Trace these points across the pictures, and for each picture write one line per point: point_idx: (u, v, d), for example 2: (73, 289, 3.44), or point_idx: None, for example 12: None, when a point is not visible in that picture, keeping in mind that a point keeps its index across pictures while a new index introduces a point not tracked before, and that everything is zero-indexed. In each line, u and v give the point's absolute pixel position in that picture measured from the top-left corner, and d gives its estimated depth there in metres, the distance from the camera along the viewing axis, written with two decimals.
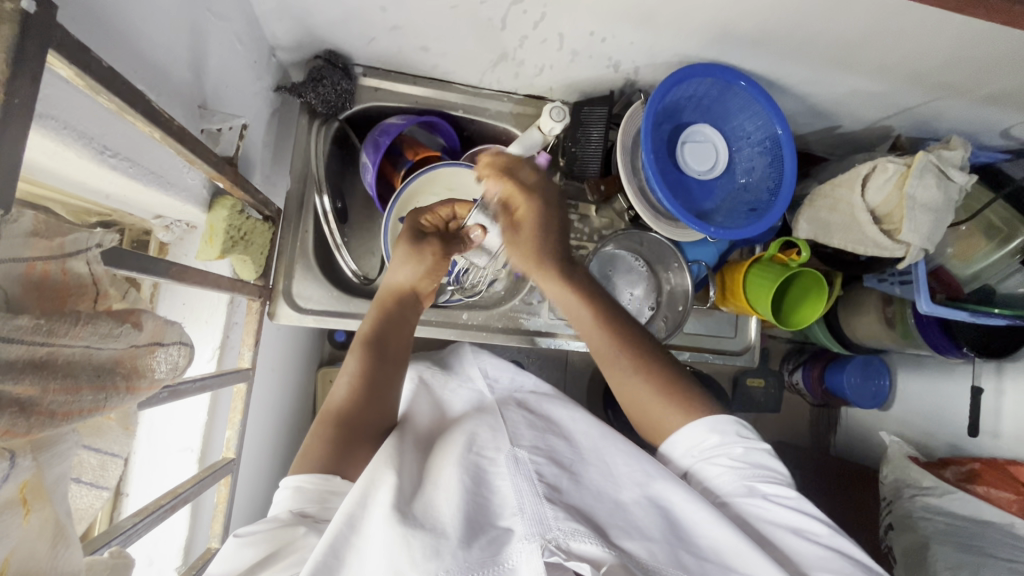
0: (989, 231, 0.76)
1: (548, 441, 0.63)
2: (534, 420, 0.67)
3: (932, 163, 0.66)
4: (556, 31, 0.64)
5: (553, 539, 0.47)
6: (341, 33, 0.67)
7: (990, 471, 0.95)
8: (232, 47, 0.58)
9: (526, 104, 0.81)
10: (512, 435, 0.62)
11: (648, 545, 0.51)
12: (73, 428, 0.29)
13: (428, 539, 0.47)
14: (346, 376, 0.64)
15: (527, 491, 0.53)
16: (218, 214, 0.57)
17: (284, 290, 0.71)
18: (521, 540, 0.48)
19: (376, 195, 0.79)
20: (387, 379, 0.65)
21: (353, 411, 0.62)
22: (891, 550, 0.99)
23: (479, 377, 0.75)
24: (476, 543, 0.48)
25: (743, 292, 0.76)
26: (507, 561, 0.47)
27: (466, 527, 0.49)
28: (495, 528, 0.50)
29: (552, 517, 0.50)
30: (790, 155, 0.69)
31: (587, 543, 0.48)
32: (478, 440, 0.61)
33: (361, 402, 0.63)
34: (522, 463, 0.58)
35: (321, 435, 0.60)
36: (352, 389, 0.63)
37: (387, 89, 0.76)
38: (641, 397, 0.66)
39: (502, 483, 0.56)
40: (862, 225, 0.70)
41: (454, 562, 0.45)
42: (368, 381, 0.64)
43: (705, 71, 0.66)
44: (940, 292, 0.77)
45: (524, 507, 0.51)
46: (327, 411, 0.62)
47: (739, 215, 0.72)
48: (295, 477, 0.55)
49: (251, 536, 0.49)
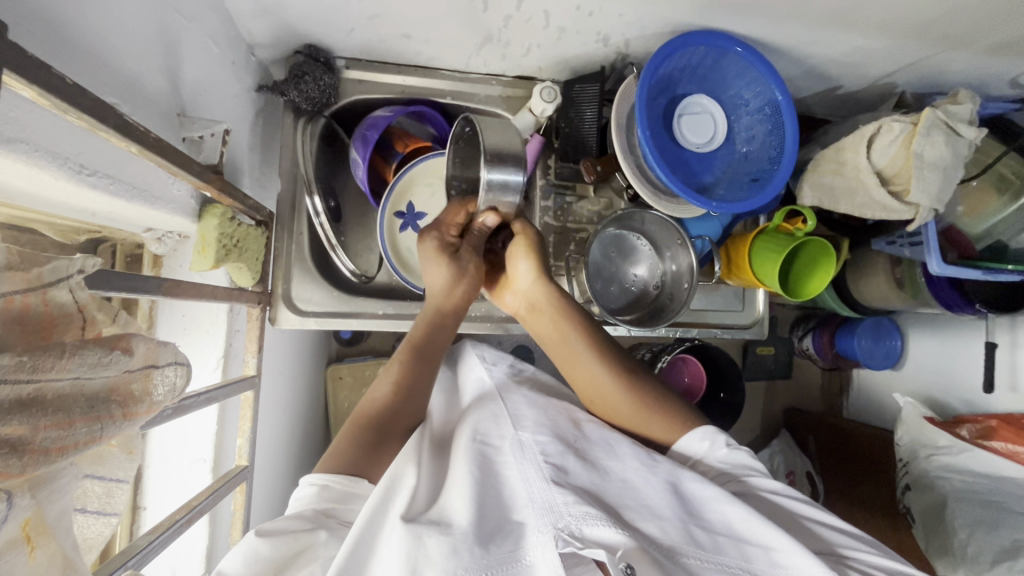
0: (1000, 185, 0.74)
1: (554, 424, 0.62)
2: (538, 403, 0.67)
3: (939, 119, 0.64)
4: (540, 8, 0.61)
5: (566, 528, 0.47)
6: (320, 26, 0.64)
7: (1005, 428, 0.94)
8: (207, 49, 0.56)
9: (516, 86, 0.78)
10: (516, 421, 0.62)
11: (660, 524, 0.51)
12: (73, 460, 0.28)
13: (444, 537, 0.46)
14: (384, 381, 0.65)
15: (536, 477, 0.53)
16: (209, 223, 0.56)
17: (283, 295, 0.70)
18: (535, 532, 0.48)
19: (368, 190, 0.76)
20: (424, 385, 0.66)
21: (390, 413, 0.63)
22: (910, 511, 1.01)
23: (480, 364, 0.76)
24: (492, 540, 0.47)
25: (749, 264, 0.74)
26: (525, 556, 0.46)
27: (481, 523, 0.49)
28: (509, 521, 0.50)
29: (562, 503, 0.49)
30: (791, 120, 0.68)
31: (602, 527, 0.48)
32: (482, 429, 0.62)
33: (398, 406, 0.63)
34: (528, 448, 0.58)
35: (349, 440, 0.60)
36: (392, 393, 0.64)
37: (371, 81, 0.74)
38: (601, 387, 0.68)
39: (510, 471, 0.56)
40: (868, 188, 0.67)
41: (472, 559, 0.45)
42: (406, 386, 0.64)
43: (700, 40, 0.64)
44: (950, 252, 0.75)
45: (534, 496, 0.51)
46: (366, 410, 0.63)
47: (741, 186, 0.70)
48: (326, 475, 0.55)
49: (274, 535, 0.47)
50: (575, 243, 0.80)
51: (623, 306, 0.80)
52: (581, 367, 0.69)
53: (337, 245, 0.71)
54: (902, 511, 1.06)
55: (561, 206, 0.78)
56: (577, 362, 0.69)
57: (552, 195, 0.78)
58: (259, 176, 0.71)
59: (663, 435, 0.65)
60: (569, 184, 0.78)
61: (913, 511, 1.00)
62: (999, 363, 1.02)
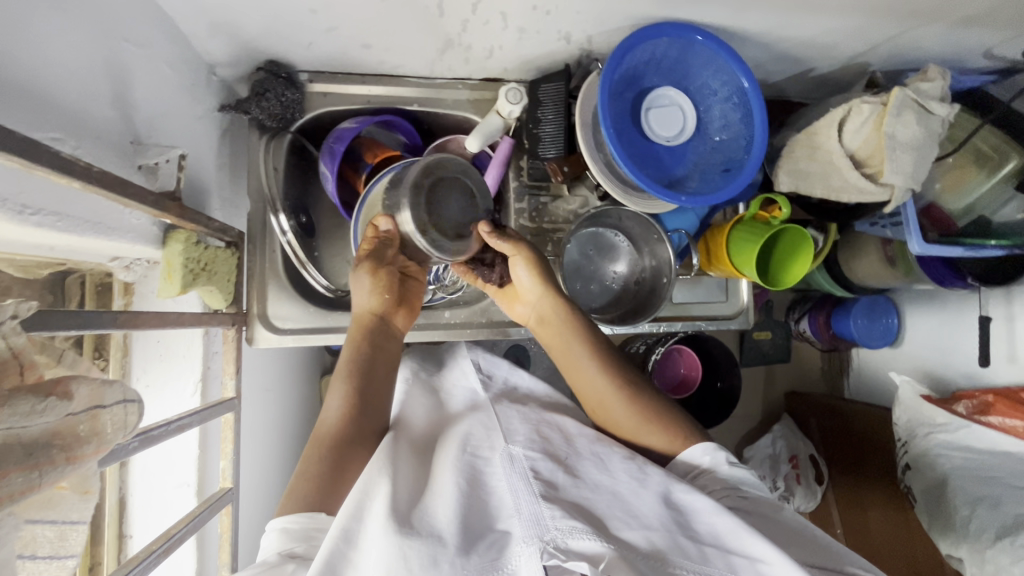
0: (979, 159, 0.73)
1: (544, 439, 0.63)
2: (524, 417, 0.68)
3: (910, 98, 0.63)
4: (496, 10, 0.60)
5: (551, 541, 0.47)
6: (277, 41, 0.64)
7: (1003, 402, 0.92)
8: (160, 73, 0.56)
9: (483, 89, 0.77)
10: (507, 435, 0.63)
11: (646, 534, 0.51)
12: (15, 509, 0.28)
13: (425, 547, 0.46)
14: (332, 407, 0.63)
15: (524, 491, 0.53)
16: (174, 249, 0.56)
17: (259, 314, 0.69)
18: (520, 543, 0.48)
19: (340, 204, 0.77)
20: (375, 401, 0.65)
21: (345, 435, 0.61)
22: (912, 490, 1.00)
23: (473, 372, 0.79)
24: (473, 548, 0.47)
25: (726, 255, 0.73)
26: (506, 565, 0.46)
27: (465, 533, 0.49)
28: (493, 530, 0.50)
29: (549, 517, 0.49)
30: (761, 107, 0.67)
31: (586, 540, 0.47)
32: (472, 441, 0.62)
33: (354, 425, 0.62)
34: (517, 460, 0.58)
35: (308, 465, 0.58)
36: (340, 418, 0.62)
37: (336, 93, 0.73)
38: (604, 396, 0.69)
39: (499, 484, 0.56)
40: (842, 172, 0.66)
41: (453, 569, 0.45)
42: (359, 406, 0.63)
43: (660, 32, 0.63)
44: (930, 230, 0.74)
45: (521, 508, 0.51)
46: (317, 438, 0.61)
47: (712, 178, 0.69)
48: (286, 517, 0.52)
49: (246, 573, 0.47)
50: (552, 244, 0.79)
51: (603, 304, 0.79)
52: (586, 379, 0.70)
53: (307, 262, 0.71)
54: (904, 492, 1.05)
55: (536, 207, 0.78)
56: (582, 375, 0.70)
57: (526, 197, 0.78)
58: (229, 196, 0.71)
59: (668, 447, 0.65)
60: (542, 184, 0.78)
61: (914, 489, 1.00)
62: (996, 337, 1.01)
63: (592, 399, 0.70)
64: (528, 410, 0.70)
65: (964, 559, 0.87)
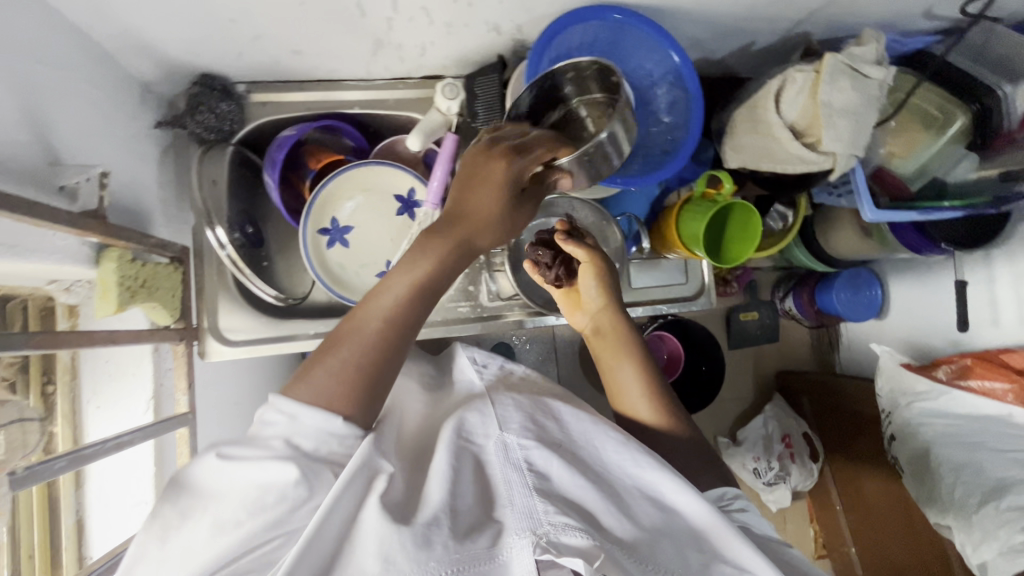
0: (926, 121, 0.72)
1: (539, 422, 0.58)
2: (526, 401, 0.62)
3: (843, 64, 0.62)
4: (417, 6, 0.60)
5: (544, 535, 0.45)
6: (204, 54, 0.64)
7: (981, 365, 0.89)
8: (80, 94, 0.56)
9: (424, 87, 0.77)
10: (503, 419, 0.57)
11: (636, 531, 0.50)
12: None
13: (419, 530, 0.44)
14: (401, 274, 0.51)
15: (518, 482, 0.49)
16: (107, 268, 0.55)
17: (210, 327, 0.70)
18: (512, 534, 0.45)
19: (284, 210, 0.76)
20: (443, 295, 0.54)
21: (335, 364, 0.47)
22: (897, 460, 0.99)
23: (470, 366, 0.74)
24: (465, 534, 0.45)
25: (678, 236, 0.72)
26: (501, 554, 0.44)
27: (457, 519, 0.46)
28: (488, 518, 0.47)
29: (543, 512, 0.47)
30: (694, 82, 0.66)
31: (580, 538, 0.46)
32: (467, 425, 0.56)
33: (395, 333, 0.50)
34: (513, 448, 0.53)
35: (305, 373, 0.47)
36: (398, 317, 0.50)
37: (276, 102, 0.73)
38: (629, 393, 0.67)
39: (492, 470, 0.52)
40: (782, 143, 0.66)
41: (446, 555, 0.42)
42: (427, 297, 0.51)
43: (584, 18, 0.63)
44: (880, 195, 0.73)
45: (515, 499, 0.48)
46: (359, 334, 0.49)
47: (653, 160, 0.70)
48: (296, 406, 0.45)
49: (237, 464, 0.42)
50: None
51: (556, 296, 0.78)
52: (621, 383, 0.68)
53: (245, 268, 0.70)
54: (891, 463, 1.04)
55: None
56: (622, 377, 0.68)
57: None
58: (174, 213, 0.71)
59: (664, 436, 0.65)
60: None
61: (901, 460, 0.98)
62: (976, 301, 0.96)
63: (615, 387, 0.69)
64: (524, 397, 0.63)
65: (952, 526, 0.86)
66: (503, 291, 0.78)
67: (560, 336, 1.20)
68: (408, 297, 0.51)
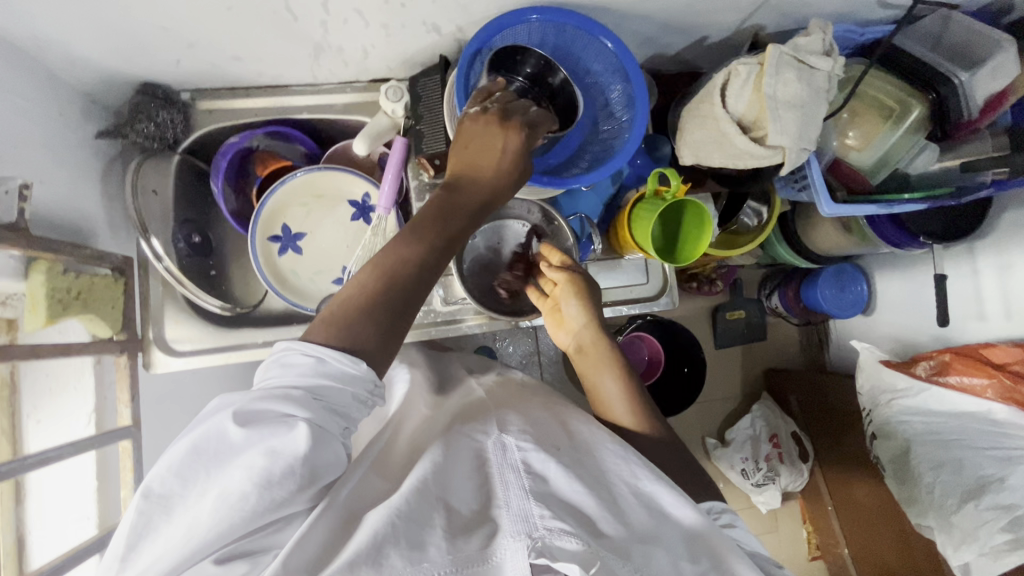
0: (884, 111, 0.70)
1: (539, 428, 0.59)
2: (527, 414, 0.63)
3: (787, 56, 0.60)
4: (349, 8, 0.59)
5: (539, 539, 0.43)
6: (139, 62, 0.63)
7: (960, 360, 0.85)
8: (5, 105, 0.55)
9: (372, 90, 0.76)
10: (503, 425, 0.58)
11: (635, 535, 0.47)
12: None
13: (410, 532, 0.44)
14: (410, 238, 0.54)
15: (514, 486, 0.49)
16: (36, 280, 0.55)
17: (155, 338, 0.69)
18: (508, 537, 0.44)
19: (229, 215, 0.76)
20: (459, 243, 0.57)
21: (366, 297, 0.49)
22: (879, 460, 0.95)
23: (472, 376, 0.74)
24: (461, 536, 0.45)
25: (631, 236, 0.71)
26: (493, 557, 0.43)
27: (451, 521, 0.46)
28: (483, 521, 0.47)
29: (538, 516, 0.45)
30: (633, 70, 0.64)
31: (575, 543, 0.43)
32: (467, 432, 0.58)
33: (421, 276, 0.52)
34: (510, 451, 0.53)
35: (340, 316, 0.48)
36: (419, 262, 0.53)
37: (221, 109, 0.73)
38: (613, 403, 0.68)
39: (489, 474, 0.52)
40: (731, 138, 0.64)
41: (437, 557, 0.42)
42: (439, 242, 0.54)
43: (523, 15, 0.61)
44: (839, 189, 0.71)
45: (510, 502, 0.47)
46: (386, 277, 0.51)
47: (596, 158, 0.68)
48: (324, 350, 0.45)
49: (255, 423, 0.42)
50: None
51: (509, 300, 0.76)
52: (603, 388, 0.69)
53: (185, 280, 0.69)
54: (874, 462, 1.01)
55: None
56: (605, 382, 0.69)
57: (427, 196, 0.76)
58: (120, 223, 0.71)
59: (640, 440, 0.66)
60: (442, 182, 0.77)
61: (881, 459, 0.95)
62: (957, 295, 0.94)
63: (600, 398, 0.70)
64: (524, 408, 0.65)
65: (933, 527, 0.84)
66: (456, 296, 0.77)
67: (541, 339, 1.18)
68: (426, 245, 0.53)
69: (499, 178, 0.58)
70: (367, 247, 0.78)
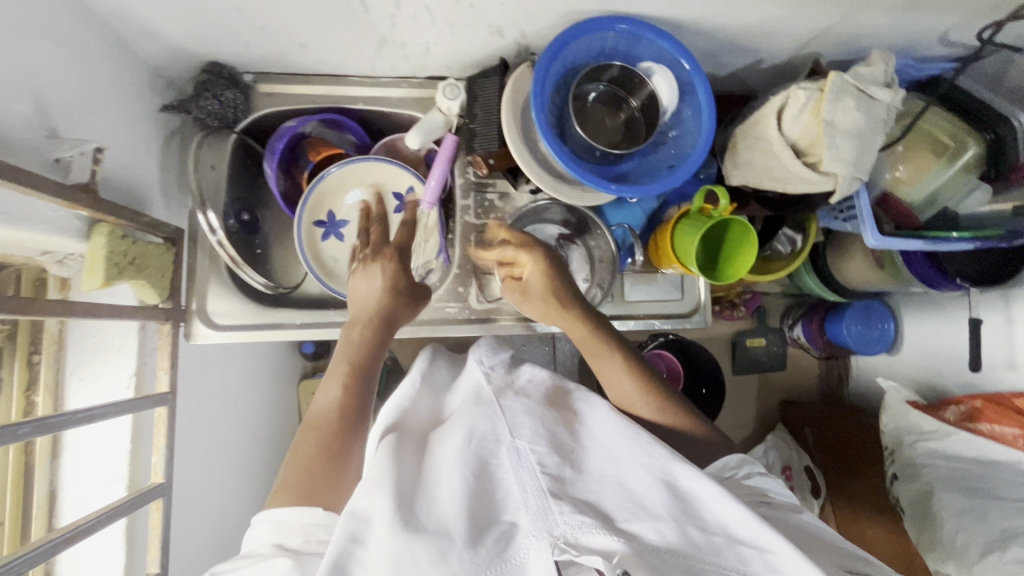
0: (937, 147, 0.70)
1: (551, 428, 0.60)
2: (536, 412, 0.63)
3: (849, 84, 0.61)
4: (418, 4, 0.60)
5: (561, 536, 0.46)
6: (210, 42, 0.65)
7: (992, 408, 0.86)
8: (84, 72, 0.57)
9: (427, 87, 0.78)
10: (513, 425, 0.59)
11: (657, 526, 0.49)
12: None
13: (432, 542, 0.45)
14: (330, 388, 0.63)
15: (532, 487, 0.51)
16: (97, 242, 0.56)
17: (199, 310, 0.70)
18: (529, 536, 0.47)
19: (280, 198, 0.78)
20: (373, 368, 0.67)
21: (299, 455, 0.58)
22: (899, 502, 0.93)
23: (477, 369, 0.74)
24: (482, 541, 0.46)
25: (672, 250, 0.71)
26: (515, 557, 0.45)
27: (471, 525, 0.47)
28: (499, 521, 0.49)
29: (558, 512, 0.48)
30: (704, 92, 0.63)
31: (599, 535, 0.46)
32: (478, 430, 0.58)
33: (344, 409, 0.61)
34: (525, 455, 0.55)
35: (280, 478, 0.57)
36: (339, 406, 0.62)
37: (281, 93, 0.74)
38: (625, 392, 0.68)
39: (505, 476, 0.54)
40: (784, 161, 0.64)
41: (462, 565, 0.44)
42: (357, 379, 0.64)
43: (600, 25, 0.61)
44: (888, 223, 0.71)
45: (528, 502, 0.49)
46: (308, 435, 0.60)
47: (655, 173, 0.67)
48: (279, 512, 0.53)
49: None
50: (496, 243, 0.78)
51: None
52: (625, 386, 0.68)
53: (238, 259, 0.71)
54: (893, 503, 0.99)
55: (482, 204, 0.78)
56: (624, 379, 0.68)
57: (472, 195, 0.78)
58: (174, 195, 0.73)
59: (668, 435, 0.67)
60: (488, 182, 0.78)
61: (902, 502, 0.93)
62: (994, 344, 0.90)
63: (615, 390, 0.70)
64: (532, 401, 0.66)
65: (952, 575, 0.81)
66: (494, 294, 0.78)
67: (558, 348, 1.18)
68: (341, 387, 0.63)
69: (396, 305, 0.70)
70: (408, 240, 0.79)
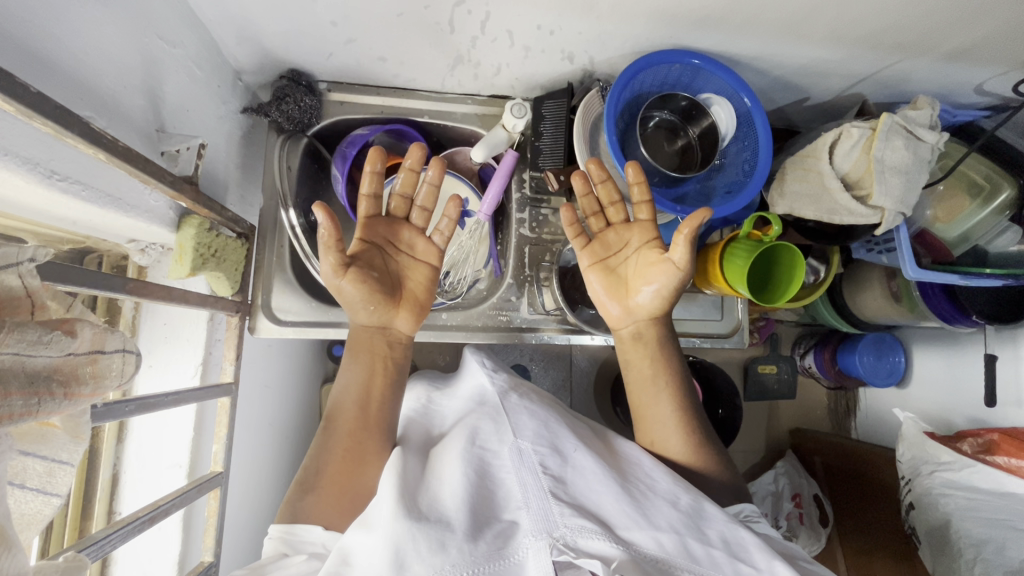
0: (971, 189, 0.74)
1: (551, 429, 0.62)
2: (540, 413, 0.65)
3: (898, 124, 0.65)
4: (503, 29, 0.64)
5: (561, 538, 0.48)
6: (297, 51, 0.67)
7: (1009, 441, 0.80)
8: (191, 74, 0.60)
9: (490, 104, 0.82)
10: (515, 427, 0.61)
11: (656, 536, 0.51)
12: (10, 432, 0.32)
13: (433, 532, 0.48)
14: (349, 384, 0.64)
15: (533, 486, 0.53)
16: (186, 233, 0.59)
17: (263, 305, 0.74)
18: (529, 536, 0.49)
19: (348, 206, 0.81)
20: (381, 379, 0.66)
21: (315, 459, 0.60)
22: (914, 531, 0.89)
23: (479, 370, 0.73)
24: (481, 536, 0.49)
25: (721, 271, 0.74)
26: (514, 555, 0.48)
27: (471, 520, 0.50)
28: (500, 520, 0.52)
29: (558, 514, 0.50)
30: (761, 125, 0.68)
31: (597, 540, 0.49)
32: (480, 432, 0.61)
33: (364, 419, 0.63)
34: (526, 455, 0.57)
35: (303, 488, 0.58)
36: (349, 413, 0.63)
37: (353, 102, 0.78)
38: (660, 414, 0.67)
39: (507, 475, 0.56)
40: (833, 193, 0.68)
41: (460, 556, 0.46)
42: (364, 393, 0.64)
43: (670, 57, 0.66)
44: (924, 257, 0.75)
45: (530, 501, 0.52)
46: (325, 436, 0.62)
47: (713, 197, 0.71)
48: (295, 528, 0.55)
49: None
50: (551, 254, 0.82)
51: (592, 317, 0.80)
52: (650, 401, 0.69)
53: (314, 257, 0.73)
54: (905, 536, 0.94)
55: (537, 218, 0.82)
56: (646, 397, 0.69)
57: (528, 208, 0.82)
58: (244, 192, 0.75)
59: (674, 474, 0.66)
60: (543, 197, 0.82)
61: (917, 533, 0.88)
62: (1000, 378, 0.92)
63: (645, 409, 0.69)
64: (536, 405, 0.67)
65: None
66: (545, 306, 0.80)
67: (576, 362, 1.20)
68: (356, 394, 0.64)
69: (402, 302, 0.67)
70: (460, 247, 0.81)
